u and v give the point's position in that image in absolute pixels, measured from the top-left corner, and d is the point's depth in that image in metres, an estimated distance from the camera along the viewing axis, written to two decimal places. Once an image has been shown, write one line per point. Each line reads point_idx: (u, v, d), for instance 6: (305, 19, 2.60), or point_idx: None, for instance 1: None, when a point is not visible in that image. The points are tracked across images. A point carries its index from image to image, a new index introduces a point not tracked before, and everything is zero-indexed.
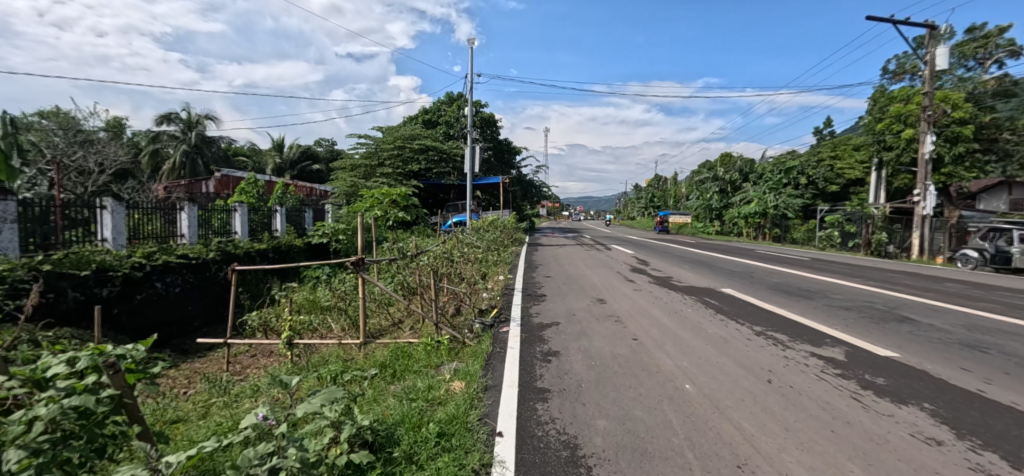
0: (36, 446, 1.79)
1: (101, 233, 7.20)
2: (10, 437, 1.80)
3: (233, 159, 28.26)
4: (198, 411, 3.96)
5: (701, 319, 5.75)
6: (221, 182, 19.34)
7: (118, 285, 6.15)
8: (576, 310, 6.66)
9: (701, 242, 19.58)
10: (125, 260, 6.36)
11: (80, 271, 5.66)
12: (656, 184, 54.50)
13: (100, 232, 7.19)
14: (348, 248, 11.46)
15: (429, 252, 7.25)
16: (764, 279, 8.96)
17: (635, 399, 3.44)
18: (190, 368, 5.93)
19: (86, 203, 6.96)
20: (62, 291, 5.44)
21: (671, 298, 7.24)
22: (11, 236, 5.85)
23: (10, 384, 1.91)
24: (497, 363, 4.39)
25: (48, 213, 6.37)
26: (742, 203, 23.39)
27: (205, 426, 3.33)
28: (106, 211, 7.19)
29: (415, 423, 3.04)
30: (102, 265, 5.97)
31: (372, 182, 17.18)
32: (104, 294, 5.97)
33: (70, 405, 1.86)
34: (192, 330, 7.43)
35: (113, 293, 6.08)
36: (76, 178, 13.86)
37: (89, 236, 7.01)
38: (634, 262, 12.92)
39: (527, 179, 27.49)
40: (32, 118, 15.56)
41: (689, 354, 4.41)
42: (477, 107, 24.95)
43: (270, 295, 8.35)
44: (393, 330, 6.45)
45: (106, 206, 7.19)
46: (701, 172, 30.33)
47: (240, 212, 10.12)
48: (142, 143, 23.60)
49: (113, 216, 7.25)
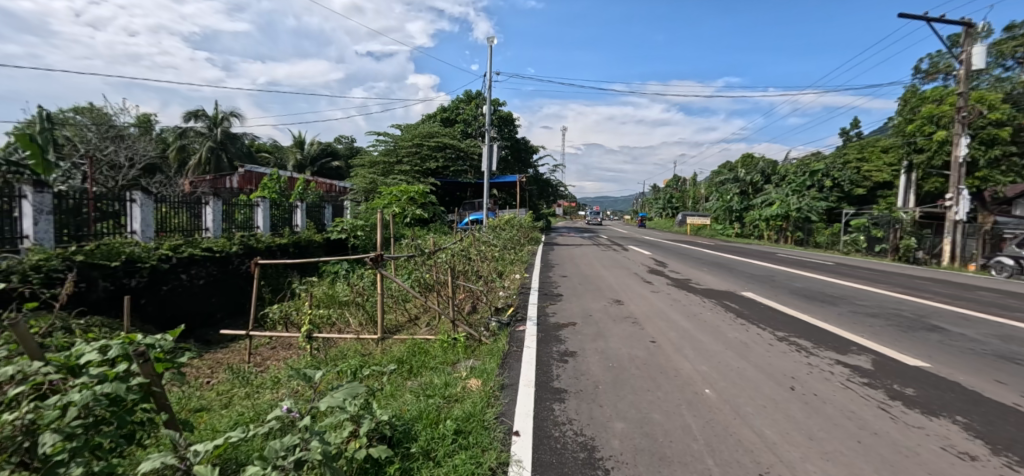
0: (69, 430, 1.85)
1: (130, 225, 7.39)
2: (46, 421, 1.86)
3: (257, 155, 28.89)
4: (220, 401, 4.05)
5: (721, 323, 5.69)
6: (245, 177, 19.76)
7: (146, 276, 6.29)
8: (593, 310, 6.64)
9: (721, 244, 19.21)
10: (152, 252, 6.52)
11: (110, 262, 5.80)
12: (675, 184, 53.73)
13: (129, 225, 7.39)
14: (366, 245, 11.78)
15: (447, 249, 7.31)
16: (787, 283, 8.77)
17: (653, 402, 3.41)
18: (213, 358, 6.09)
19: (117, 197, 7.17)
20: (93, 280, 5.59)
21: (690, 301, 7.14)
22: (47, 227, 6.04)
23: (47, 369, 1.97)
24: (514, 361, 4.40)
25: (81, 205, 6.58)
26: (763, 205, 23.11)
27: (228, 416, 3.40)
28: (136, 204, 7.38)
29: (433, 420, 3.06)
30: (131, 256, 6.13)
31: (391, 180, 17.32)
32: (133, 284, 6.12)
33: (102, 391, 1.91)
34: (215, 322, 7.61)
35: (141, 283, 6.23)
36: (108, 173, 14.24)
37: (119, 229, 7.23)
38: (652, 263, 12.89)
39: (544, 178, 27.38)
40: (69, 114, 16.07)
41: (708, 358, 4.35)
42: (495, 105, 24.93)
43: (291, 289, 8.61)
44: (409, 326, 6.57)
45: (136, 200, 7.38)
46: (721, 172, 29.92)
47: (263, 207, 10.34)
48: (171, 139, 24.04)
49: (142, 209, 7.44)
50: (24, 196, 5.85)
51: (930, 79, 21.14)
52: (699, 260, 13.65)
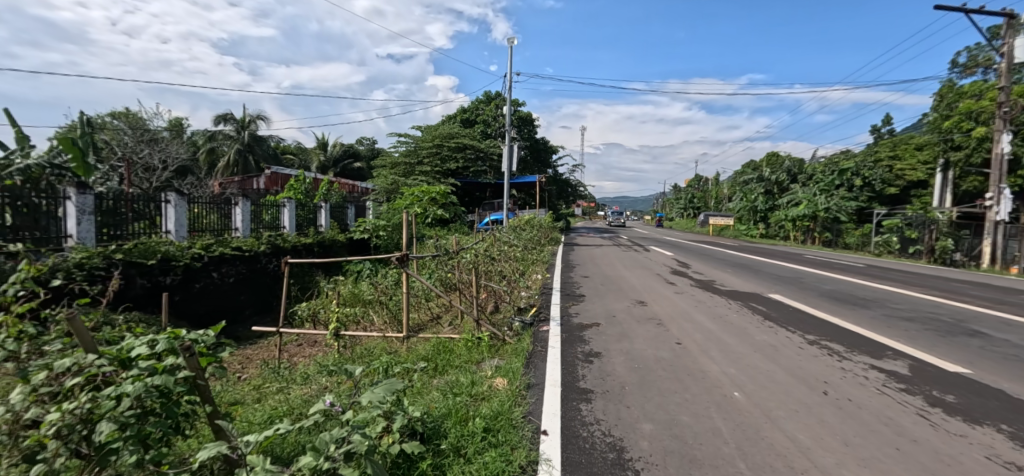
0: (124, 420, 2.01)
1: (165, 226, 7.64)
2: (103, 410, 2.02)
3: (282, 157, 29.44)
4: (253, 394, 4.21)
5: (748, 325, 5.61)
6: (271, 179, 20.17)
7: (180, 274, 6.50)
8: (616, 311, 6.61)
9: (744, 245, 18.92)
10: (185, 251, 6.74)
11: (146, 261, 6.04)
12: (697, 184, 52.94)
13: (164, 225, 7.63)
14: (388, 244, 12.04)
15: (470, 249, 7.38)
16: (816, 285, 8.59)
17: (681, 404, 3.39)
18: (244, 354, 6.30)
19: (152, 198, 7.42)
20: (131, 278, 5.83)
21: (715, 303, 7.06)
22: (89, 227, 6.32)
23: (100, 361, 2.11)
24: (539, 361, 4.42)
25: (120, 206, 6.86)
26: (790, 205, 22.64)
27: (262, 410, 3.59)
28: (170, 205, 7.63)
29: (462, 417, 3.10)
30: (166, 255, 6.36)
31: (412, 180, 17.47)
32: (168, 282, 6.33)
33: (153, 383, 2.03)
34: (244, 318, 7.80)
35: (176, 281, 6.44)
36: (142, 175, 14.69)
37: (154, 229, 7.47)
38: (675, 264, 12.75)
39: (563, 178, 27.30)
40: (106, 118, 16.65)
41: (736, 360, 4.31)
42: (515, 105, 24.97)
43: (317, 288, 8.82)
44: (432, 325, 6.67)
45: (170, 201, 7.63)
46: (745, 172, 29.39)
47: (288, 208, 10.59)
48: (200, 141, 24.62)
49: (176, 209, 7.69)
50: (69, 198, 6.16)
51: (968, 73, 20.43)
52: (724, 261, 13.47)
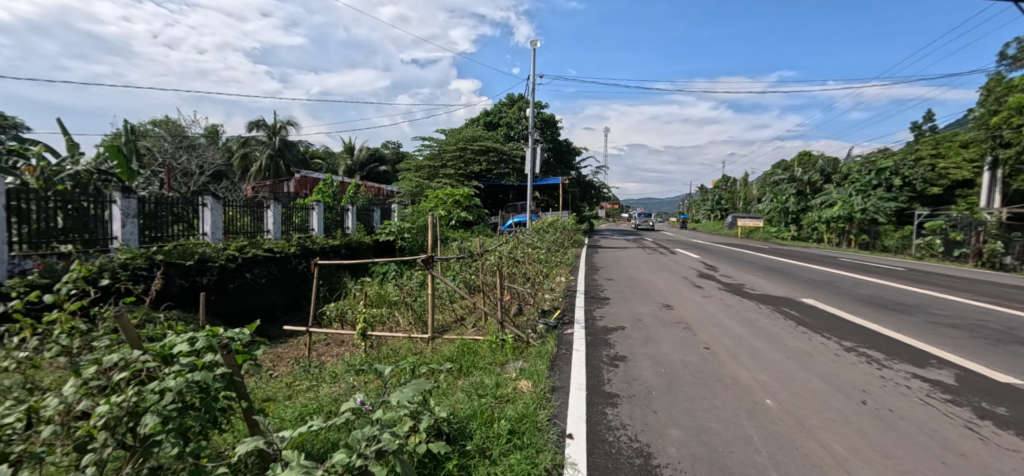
0: (166, 413, 2.14)
1: (202, 228, 8.50)
2: (148, 403, 2.13)
3: (310, 162, 30.10)
4: (285, 391, 4.49)
5: (780, 330, 5.44)
6: (300, 182, 20.66)
7: (216, 274, 6.94)
8: (641, 315, 6.50)
9: (775, 247, 18.46)
10: (221, 252, 7.18)
11: (184, 261, 6.49)
12: (724, 184, 51.83)
13: (201, 227, 8.50)
14: (413, 246, 12.32)
15: (494, 251, 7.43)
16: (853, 290, 8.27)
17: (710, 410, 3.29)
18: (275, 352, 6.57)
19: (189, 202, 8.24)
20: (171, 278, 6.31)
21: (745, 307, 6.87)
22: (133, 230, 7.21)
23: (145, 357, 2.24)
24: (563, 363, 4.38)
25: (159, 210, 7.75)
26: (824, 206, 21.94)
27: (294, 406, 3.91)
28: (206, 208, 8.48)
29: (487, 419, 3.08)
30: (202, 256, 6.81)
31: (436, 183, 17.64)
32: (205, 282, 6.77)
33: (193, 379, 2.15)
34: (275, 317, 8.17)
35: (212, 281, 6.88)
36: (182, 180, 15.30)
37: (192, 230, 8.34)
38: (702, 267, 12.51)
39: (587, 180, 27.13)
40: (147, 126, 17.36)
41: (768, 366, 4.17)
42: (538, 107, 24.95)
43: (344, 289, 9.11)
44: (456, 326, 6.73)
45: (207, 204, 8.47)
46: (775, 172, 28.63)
47: (317, 211, 11.24)
48: (234, 147, 25.42)
49: (211, 213, 8.55)
50: (115, 202, 7.01)
51: (1019, 65, 19.38)
52: (754, 264, 13.13)
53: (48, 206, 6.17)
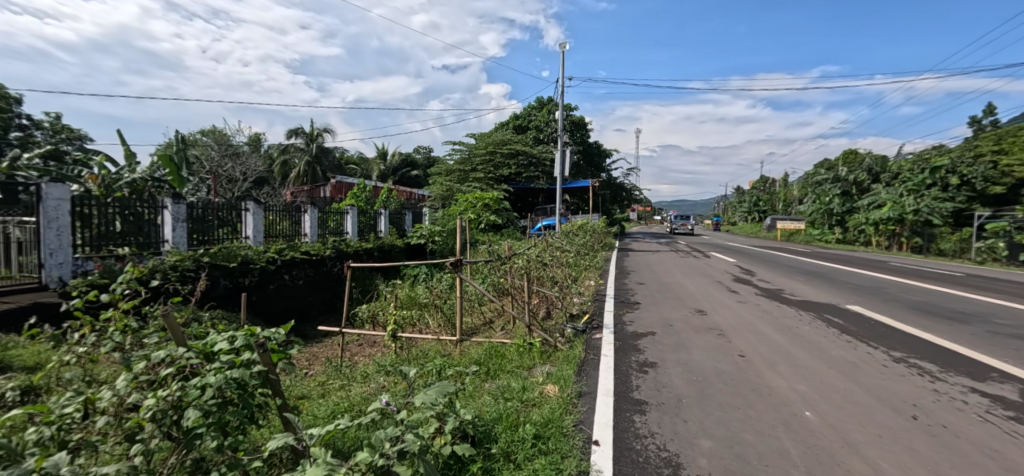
0: (207, 407, 2.26)
1: (244, 231, 9.02)
2: (190, 397, 2.27)
3: (345, 168, 30.92)
4: (319, 390, 4.65)
5: (821, 339, 5.19)
6: (336, 187, 21.26)
7: (256, 276, 7.37)
8: (673, 320, 6.33)
9: (817, 251, 17.71)
10: (262, 255, 7.62)
11: (228, 263, 6.88)
12: (762, 185, 50.11)
13: (244, 231, 9.02)
14: (444, 249, 12.52)
15: (523, 254, 7.44)
16: (904, 297, 7.80)
17: (744, 421, 3.16)
18: (311, 351, 6.87)
19: (233, 207, 8.80)
20: (216, 279, 6.70)
21: (784, 314, 6.60)
22: (182, 233, 7.82)
23: (189, 354, 2.41)
24: (591, 369, 4.31)
25: (206, 214, 8.30)
26: (871, 207, 20.85)
27: (327, 404, 4.05)
28: (248, 213, 8.99)
29: (513, 423, 3.12)
30: (245, 258, 7.23)
31: (466, 187, 17.80)
32: (246, 283, 7.20)
33: (232, 375, 2.30)
34: (310, 317, 8.61)
35: (253, 282, 7.31)
36: (227, 186, 16.01)
37: (236, 234, 8.88)
38: (738, 271, 12.10)
39: (618, 182, 26.76)
40: (196, 136, 18.26)
41: (808, 376, 3.98)
42: (567, 110, 24.78)
43: (376, 291, 9.37)
44: (485, 329, 6.76)
45: (249, 209, 8.99)
46: (817, 172, 27.48)
47: (351, 215, 11.61)
48: (275, 154, 26.37)
49: (253, 216, 9.03)
50: (165, 207, 7.62)
51: None
52: (794, 269, 12.60)
53: (109, 211, 6.79)
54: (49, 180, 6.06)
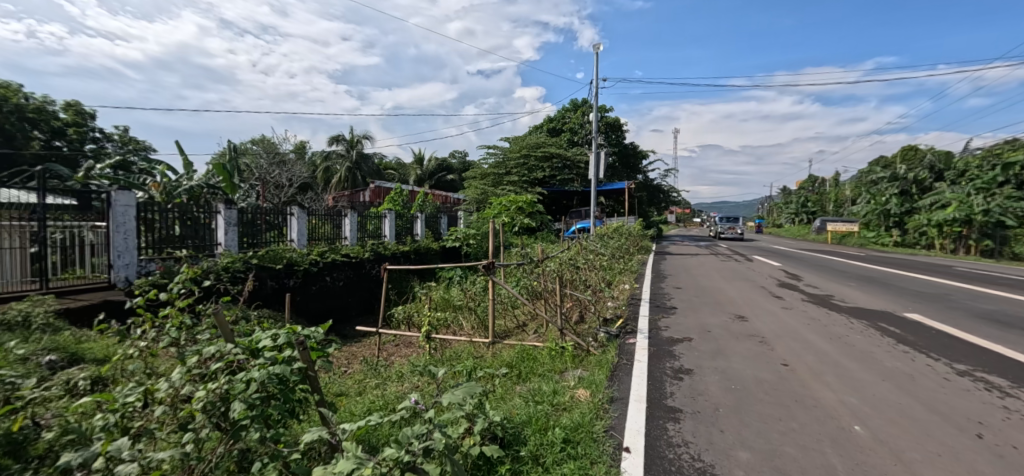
0: (251, 401, 2.44)
1: (290, 235, 9.56)
2: (236, 391, 2.46)
3: (384, 173, 31.83)
4: (356, 388, 4.89)
5: (874, 349, 5.08)
6: (375, 192, 21.97)
7: (300, 277, 7.84)
8: (711, 326, 6.21)
9: (872, 254, 16.74)
10: (305, 257, 8.09)
11: (274, 265, 7.39)
12: (812, 185, 47.72)
13: (289, 234, 9.56)
14: (478, 252, 12.77)
15: (555, 258, 7.51)
16: (968, 304, 7.32)
17: (786, 434, 3.22)
18: (350, 350, 7.21)
19: (280, 212, 9.35)
20: (263, 280, 7.21)
21: (832, 321, 6.32)
22: (233, 236, 8.33)
23: (236, 351, 2.62)
24: (623, 375, 4.41)
25: (256, 219, 8.83)
26: (934, 207, 19.48)
27: (364, 402, 4.24)
28: (293, 217, 9.53)
29: (543, 426, 3.32)
30: (289, 261, 7.73)
31: (500, 190, 17.99)
32: (291, 284, 7.68)
33: (273, 372, 2.48)
34: (351, 318, 8.99)
35: (297, 283, 7.79)
36: (275, 192, 16.89)
37: (283, 237, 9.41)
38: (783, 275, 11.63)
39: (655, 184, 26.22)
40: (247, 145, 19.33)
41: (859, 389, 3.97)
42: (601, 111, 24.49)
43: (412, 292, 9.70)
44: (518, 332, 6.88)
45: (294, 213, 9.53)
46: (873, 170, 25.93)
47: (389, 219, 12.00)
48: (318, 161, 27.50)
49: (298, 220, 9.57)
50: (219, 212, 8.14)
51: None
52: (845, 273, 12.01)
53: (169, 216, 7.40)
54: (116, 188, 6.68)
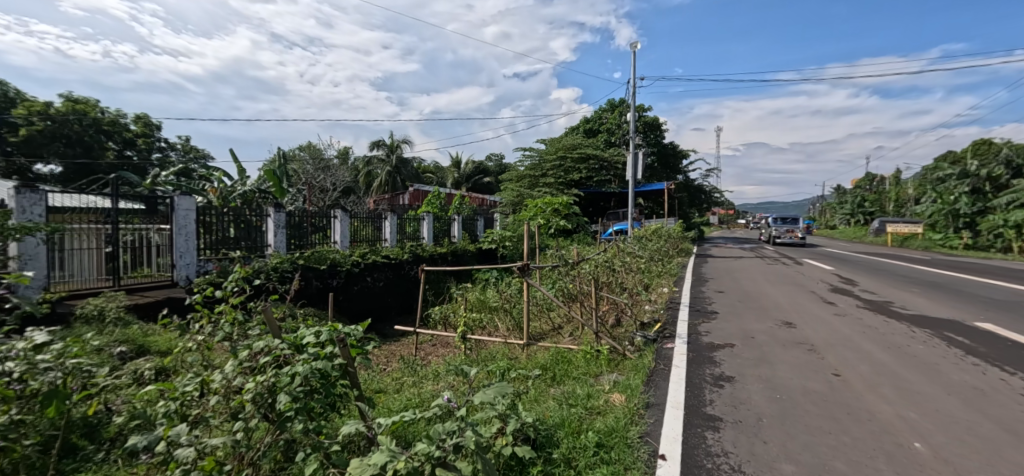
0: (295, 394, 2.59)
1: (334, 237, 9.97)
2: (282, 384, 2.61)
3: (423, 176, 32.52)
4: (394, 385, 5.04)
5: (938, 360, 4.73)
6: (414, 195, 22.51)
7: (342, 278, 8.18)
8: (755, 332, 5.98)
9: (939, 257, 15.57)
10: (348, 258, 8.44)
11: (318, 265, 7.78)
12: (871, 183, 44.89)
13: (333, 236, 9.98)
14: (514, 254, 12.84)
15: (591, 260, 7.44)
16: None
17: (837, 448, 3.06)
18: (389, 349, 7.44)
19: (325, 214, 9.78)
20: (308, 279, 7.60)
21: (891, 330, 5.93)
22: (282, 238, 8.79)
23: (282, 346, 2.79)
24: (660, 380, 4.33)
25: (303, 222, 9.27)
26: (1012, 206, 17.88)
27: (401, 399, 4.37)
28: (337, 220, 9.95)
29: (575, 429, 3.31)
30: (333, 261, 8.10)
31: (536, 192, 17.99)
32: (334, 284, 8.04)
33: (316, 366, 2.62)
34: (391, 317, 9.26)
35: (339, 283, 8.13)
36: (320, 196, 17.62)
37: (327, 239, 9.82)
38: (837, 280, 11.01)
39: (696, 184, 25.47)
40: (296, 151, 20.26)
41: (920, 403, 3.71)
42: (640, 111, 24.03)
43: (448, 293, 9.90)
44: (553, 334, 6.86)
45: (337, 216, 9.94)
46: (940, 166, 24.11)
47: (427, 221, 12.28)
48: (360, 166, 28.39)
49: (341, 223, 9.98)
50: (269, 215, 8.61)
51: None
52: (907, 278, 11.26)
53: (224, 219, 7.91)
54: (179, 194, 7.26)
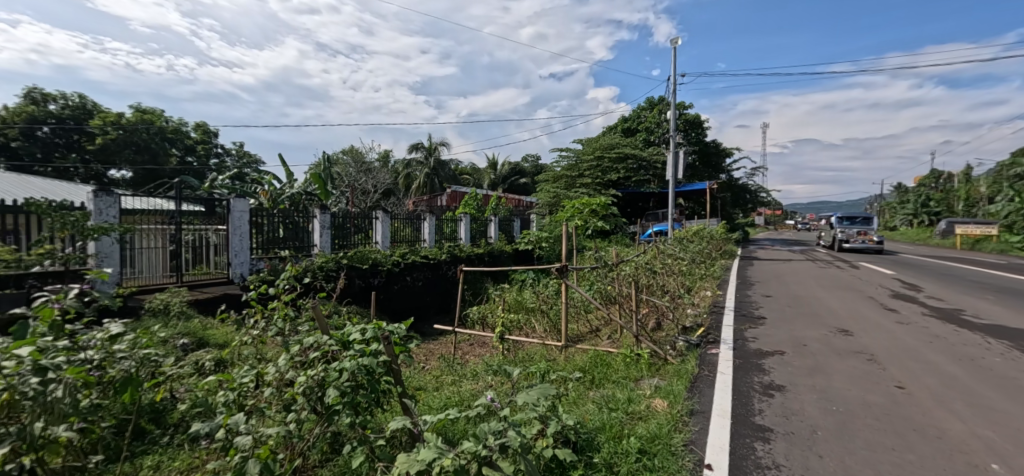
0: (343, 388, 2.61)
1: (375, 237, 10.24)
2: (331, 378, 2.64)
3: (461, 178, 32.91)
4: (434, 383, 5.08)
5: (1018, 374, 4.30)
6: (452, 196, 22.82)
7: (383, 277, 8.37)
8: (808, 339, 5.64)
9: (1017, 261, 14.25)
10: (388, 258, 8.63)
11: (361, 265, 7.99)
12: (937, 181, 41.73)
13: (374, 237, 10.24)
14: (550, 255, 12.76)
15: (631, 261, 7.23)
16: None
17: (902, 466, 2.82)
18: (428, 347, 7.55)
19: (366, 216, 10.05)
20: (351, 278, 7.83)
21: (963, 340, 5.45)
22: (326, 238, 9.11)
23: (330, 342, 2.81)
24: (705, 386, 4.15)
25: (345, 223, 9.57)
26: None
27: (441, 397, 4.39)
28: (377, 221, 10.21)
29: (617, 434, 3.21)
30: (374, 261, 8.30)
31: (573, 193, 17.81)
32: (375, 283, 8.24)
33: (362, 362, 2.61)
34: (430, 317, 9.40)
35: (380, 282, 8.33)
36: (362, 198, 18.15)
37: (369, 240, 10.10)
38: (899, 285, 10.27)
39: (740, 183, 24.47)
40: (340, 155, 20.97)
41: (999, 421, 3.37)
42: (681, 108, 23.35)
43: (485, 293, 9.96)
44: (592, 337, 6.72)
45: (378, 217, 10.21)
46: (1019, 161, 22.06)
47: (465, 222, 12.40)
48: (400, 168, 29.03)
49: (382, 224, 10.23)
50: (314, 216, 8.94)
51: None
52: (980, 283, 10.36)
53: (274, 220, 8.27)
54: (234, 196, 7.63)
